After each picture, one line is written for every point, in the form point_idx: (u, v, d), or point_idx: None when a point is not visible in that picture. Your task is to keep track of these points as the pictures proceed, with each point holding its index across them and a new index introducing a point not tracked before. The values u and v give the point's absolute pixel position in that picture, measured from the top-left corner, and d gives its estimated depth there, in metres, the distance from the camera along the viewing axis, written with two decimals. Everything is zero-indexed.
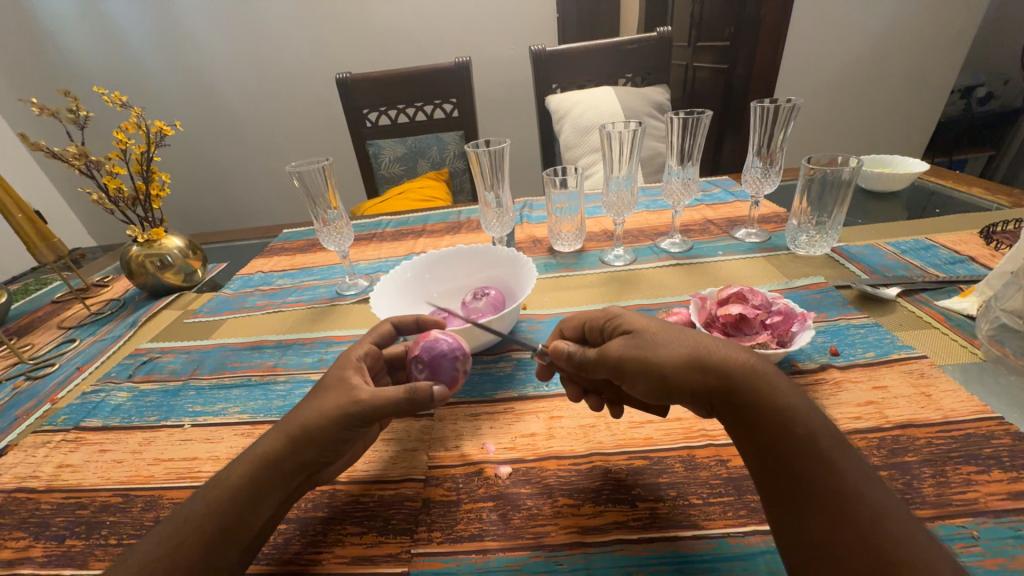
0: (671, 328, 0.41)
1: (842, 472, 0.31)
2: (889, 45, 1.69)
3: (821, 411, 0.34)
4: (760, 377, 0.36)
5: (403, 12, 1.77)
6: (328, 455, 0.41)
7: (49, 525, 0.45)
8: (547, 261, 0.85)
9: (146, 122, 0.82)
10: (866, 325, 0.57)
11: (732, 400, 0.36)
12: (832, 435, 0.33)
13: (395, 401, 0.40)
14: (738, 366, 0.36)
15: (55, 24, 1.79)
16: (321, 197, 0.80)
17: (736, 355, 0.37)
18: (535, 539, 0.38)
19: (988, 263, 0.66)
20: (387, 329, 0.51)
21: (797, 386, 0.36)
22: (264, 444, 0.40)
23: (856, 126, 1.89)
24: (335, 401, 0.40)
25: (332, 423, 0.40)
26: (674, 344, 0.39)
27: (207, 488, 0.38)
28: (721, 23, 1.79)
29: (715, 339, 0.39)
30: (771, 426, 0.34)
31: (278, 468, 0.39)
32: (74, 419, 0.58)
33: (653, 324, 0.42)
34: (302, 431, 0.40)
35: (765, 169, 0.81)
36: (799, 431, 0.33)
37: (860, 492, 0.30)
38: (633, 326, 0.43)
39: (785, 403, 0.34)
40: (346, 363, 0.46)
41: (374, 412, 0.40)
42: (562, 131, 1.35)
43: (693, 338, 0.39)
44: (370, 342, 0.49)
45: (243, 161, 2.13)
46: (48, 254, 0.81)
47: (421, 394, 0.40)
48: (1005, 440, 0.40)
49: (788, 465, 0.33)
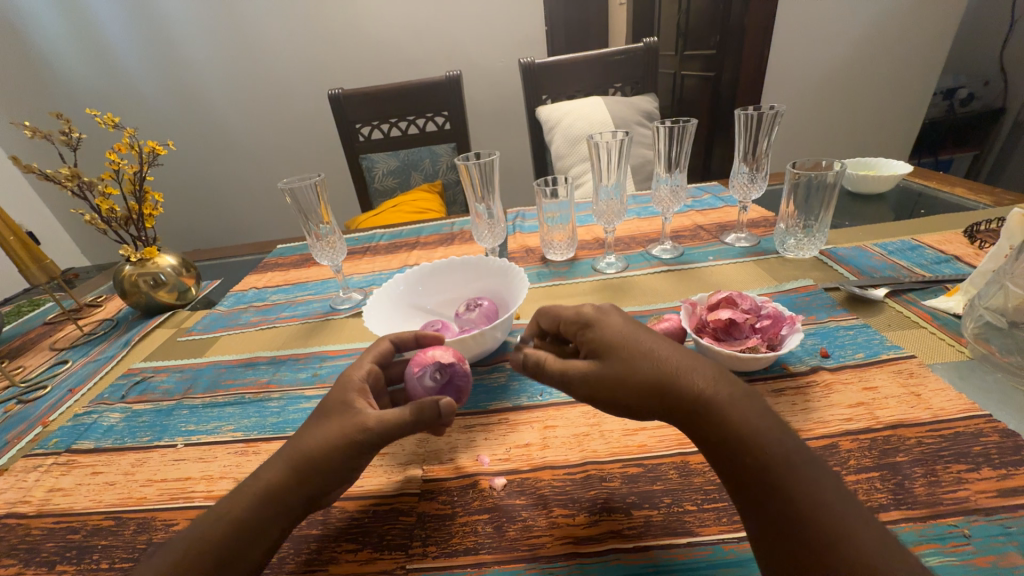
0: (641, 347, 0.39)
1: (808, 485, 0.31)
2: (872, 49, 1.72)
3: (780, 425, 0.34)
4: (724, 400, 0.35)
5: (395, 26, 1.80)
6: (334, 481, 0.41)
7: (39, 550, 0.45)
8: (541, 270, 0.85)
9: (138, 142, 0.82)
10: (855, 326, 0.57)
11: (694, 423, 0.35)
12: (793, 445, 0.33)
13: (405, 422, 0.40)
14: (702, 393, 0.35)
15: (49, 47, 1.81)
16: (314, 213, 0.81)
17: (703, 381, 0.36)
18: (530, 552, 0.38)
19: (973, 262, 0.67)
20: (387, 347, 0.51)
21: (764, 404, 0.35)
22: (267, 476, 0.40)
23: (844, 131, 1.92)
24: (341, 427, 0.41)
25: (339, 448, 0.40)
26: (639, 368, 0.37)
27: (202, 521, 0.37)
28: (708, 32, 1.83)
29: (689, 361, 0.37)
30: (736, 447, 0.33)
31: (284, 498, 0.39)
32: (66, 442, 0.58)
33: (622, 340, 0.40)
34: (306, 458, 0.40)
35: (751, 174, 0.83)
36: (764, 445, 0.33)
37: (825, 503, 0.30)
38: (602, 340, 0.40)
39: (749, 428, 0.33)
40: (348, 385, 0.46)
41: (379, 435, 0.41)
42: (553, 142, 1.37)
43: (660, 361, 0.37)
44: (370, 361, 0.49)
45: (237, 178, 2.14)
46: (40, 276, 0.80)
47: (427, 411, 0.40)
48: (993, 438, 0.40)
49: (755, 482, 0.32)
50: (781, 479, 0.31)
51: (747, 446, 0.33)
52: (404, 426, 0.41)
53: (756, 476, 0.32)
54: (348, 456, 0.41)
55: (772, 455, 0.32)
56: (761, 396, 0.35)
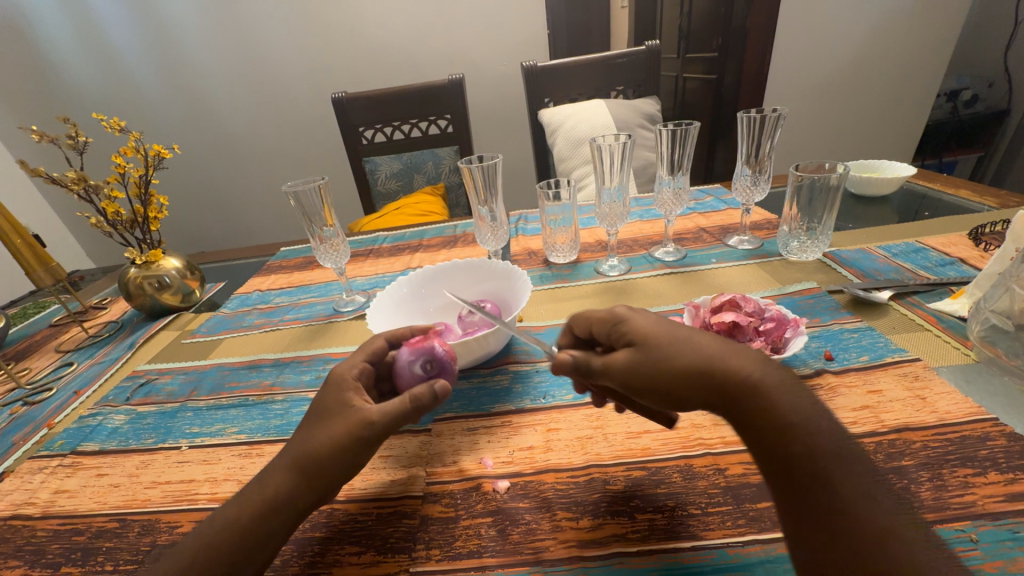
0: (677, 335, 0.39)
1: (856, 477, 0.31)
2: (876, 50, 1.72)
3: (827, 420, 0.34)
4: (768, 385, 0.35)
5: (398, 30, 1.81)
6: (339, 480, 0.41)
7: (44, 552, 0.45)
8: (543, 272, 0.85)
9: (144, 146, 0.83)
10: (859, 329, 0.57)
11: (733, 405, 0.35)
12: (840, 438, 0.33)
13: (406, 412, 0.42)
14: (748, 377, 0.35)
15: (56, 51, 1.83)
16: (318, 215, 0.81)
17: (744, 364, 0.36)
18: (535, 555, 0.38)
19: (977, 264, 0.67)
20: (380, 344, 0.51)
21: (809, 396, 0.35)
22: (272, 482, 0.40)
23: (846, 133, 1.92)
24: (344, 426, 0.41)
25: (342, 447, 0.41)
26: (677, 355, 0.38)
27: (209, 522, 0.38)
28: (711, 34, 1.84)
29: (724, 348, 0.37)
30: (782, 433, 0.33)
31: (289, 501, 0.39)
32: (71, 444, 0.58)
33: (657, 331, 0.40)
34: (312, 458, 0.40)
35: (754, 177, 0.82)
36: (811, 435, 0.33)
37: (861, 485, 0.31)
38: (638, 333, 0.40)
39: (797, 417, 0.34)
40: (342, 385, 0.45)
41: (382, 429, 0.41)
42: (555, 144, 1.37)
43: (700, 346, 0.38)
44: (360, 358, 0.49)
45: (242, 181, 2.15)
46: (46, 278, 0.81)
47: (424, 398, 0.42)
48: (1000, 441, 0.40)
49: (793, 460, 0.33)
50: (822, 457, 0.32)
51: (793, 432, 0.33)
52: (404, 414, 0.42)
53: (795, 455, 0.33)
54: (349, 453, 0.41)
55: (814, 436, 0.33)
56: (808, 388, 0.36)
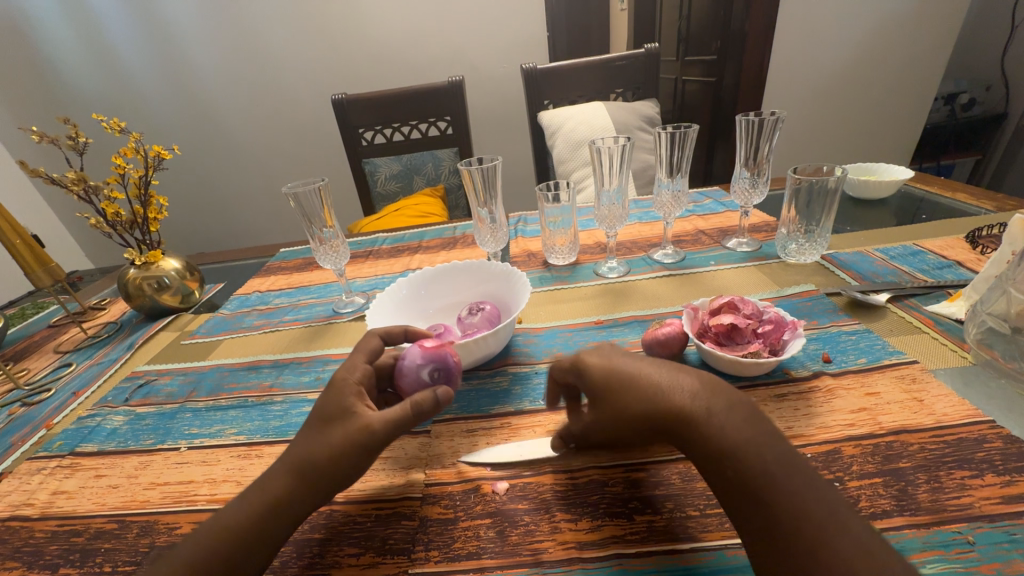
0: (629, 373, 0.39)
1: (790, 494, 0.31)
2: (874, 54, 1.73)
3: (764, 436, 0.34)
4: (703, 414, 0.35)
5: (398, 32, 1.81)
6: (338, 485, 0.41)
7: (42, 553, 0.45)
8: (542, 274, 0.85)
9: (144, 147, 0.83)
10: (857, 331, 0.57)
11: (681, 442, 0.36)
12: (774, 453, 0.33)
13: (407, 420, 0.41)
14: (687, 410, 0.36)
15: (57, 53, 1.83)
16: (317, 216, 0.81)
17: (685, 398, 0.36)
18: (533, 556, 0.38)
19: (974, 267, 0.67)
20: (378, 345, 0.50)
21: (743, 413, 0.35)
22: (273, 483, 0.40)
23: (845, 137, 1.93)
24: (347, 434, 0.40)
25: (345, 455, 0.40)
26: (628, 394, 0.38)
27: (208, 524, 0.38)
28: (710, 38, 1.85)
29: (669, 386, 0.37)
30: (718, 461, 0.33)
31: (288, 503, 0.39)
32: (69, 444, 0.58)
33: (612, 376, 0.40)
34: (316, 465, 0.40)
35: (752, 179, 0.83)
36: (743, 457, 0.33)
37: (807, 513, 0.30)
38: (591, 365, 0.41)
39: (728, 440, 0.33)
40: (344, 389, 0.44)
41: (383, 439, 0.41)
42: (555, 146, 1.38)
43: (648, 389, 0.37)
44: (362, 361, 0.47)
45: (242, 182, 2.15)
46: (45, 278, 0.81)
47: (426, 404, 0.41)
48: (996, 444, 0.40)
49: (741, 494, 0.32)
50: (762, 488, 0.32)
51: (725, 457, 0.33)
52: (407, 421, 0.41)
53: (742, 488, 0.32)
54: (351, 461, 0.40)
55: (756, 464, 0.32)
56: (745, 403, 0.35)
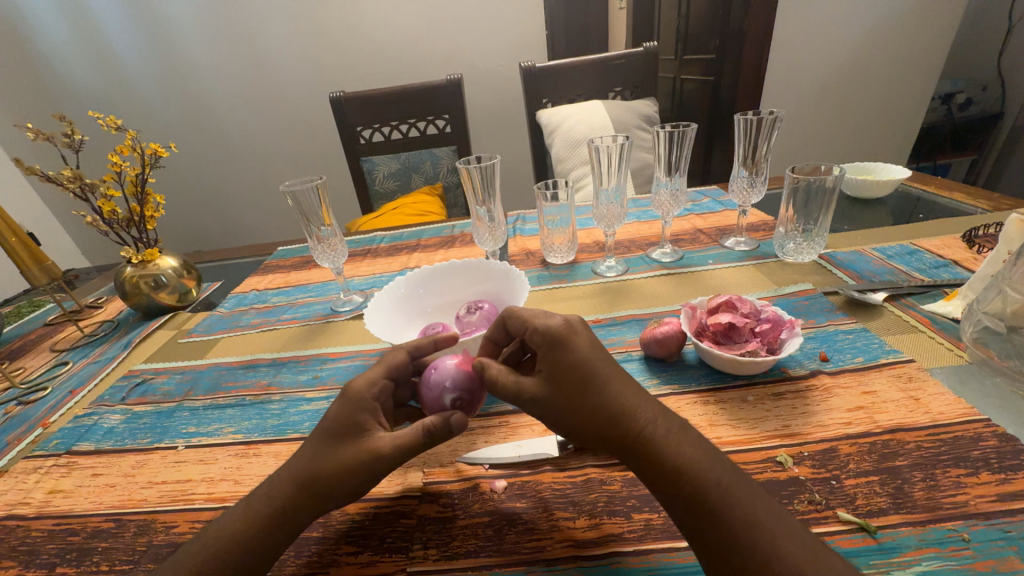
0: (598, 374, 0.38)
1: (740, 507, 0.33)
2: (872, 54, 1.74)
3: (709, 452, 0.36)
4: (661, 433, 0.36)
5: (397, 29, 1.80)
6: (345, 500, 0.40)
7: (39, 552, 0.45)
8: (541, 273, 0.85)
9: (140, 144, 0.82)
10: (854, 330, 0.57)
11: (634, 460, 0.36)
12: (720, 467, 0.35)
13: (416, 447, 0.40)
14: (645, 430, 0.36)
15: (52, 49, 1.81)
16: (315, 215, 0.81)
17: (646, 418, 0.37)
18: (532, 554, 0.38)
19: (971, 266, 0.68)
20: (403, 357, 0.47)
21: (691, 432, 0.37)
22: (274, 491, 0.39)
23: (842, 137, 1.93)
24: (353, 453, 0.39)
25: (349, 474, 0.39)
26: (598, 402, 0.37)
27: (214, 528, 0.39)
28: (708, 37, 1.86)
29: (629, 401, 0.37)
30: (675, 477, 0.34)
31: (288, 507, 0.39)
32: (65, 443, 0.58)
33: (585, 367, 0.38)
34: (318, 480, 0.39)
35: (751, 178, 0.83)
36: (699, 472, 0.34)
37: (756, 533, 0.32)
38: (571, 365, 0.38)
39: (683, 456, 0.35)
40: (360, 404, 0.41)
41: (388, 463, 0.39)
42: (553, 145, 1.38)
43: (612, 399, 0.37)
44: (380, 374, 0.45)
45: (239, 180, 2.14)
46: (41, 276, 0.80)
47: (439, 433, 0.40)
48: (992, 442, 0.41)
49: (696, 515, 0.33)
50: (717, 508, 0.33)
51: (682, 474, 0.34)
52: (417, 449, 0.40)
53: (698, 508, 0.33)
54: (352, 481, 0.39)
55: (713, 486, 0.34)
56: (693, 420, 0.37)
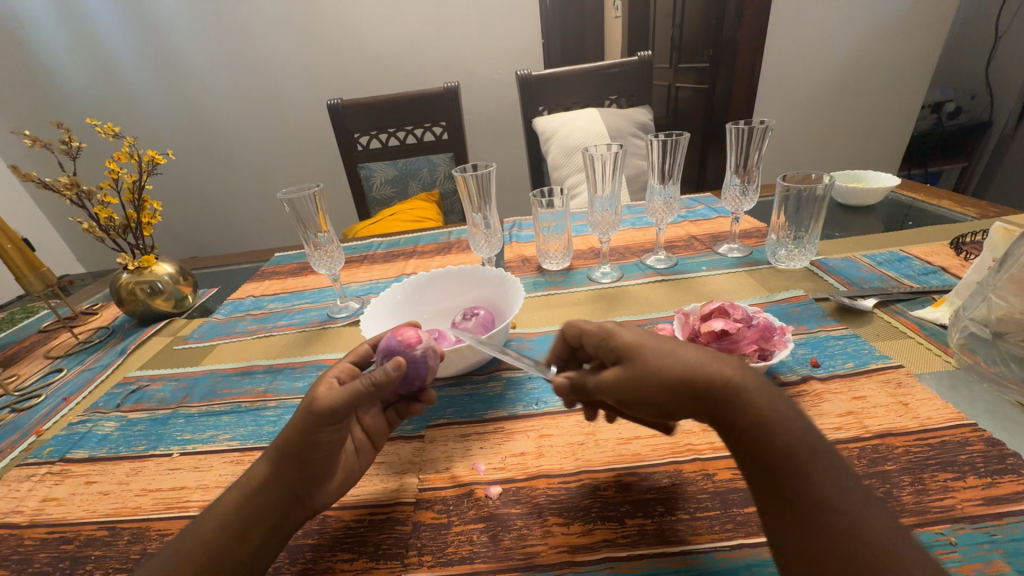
0: (658, 346, 0.39)
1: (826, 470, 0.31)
2: (863, 63, 1.76)
3: (788, 412, 0.34)
4: (746, 387, 0.35)
5: (396, 36, 1.82)
6: (306, 469, 0.42)
7: (32, 561, 0.44)
8: (536, 280, 0.86)
9: (138, 151, 0.82)
10: (844, 336, 0.58)
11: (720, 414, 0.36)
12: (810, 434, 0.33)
13: (353, 393, 0.42)
14: (728, 380, 0.35)
15: (50, 55, 1.82)
16: (311, 221, 0.81)
17: (728, 368, 0.36)
18: (525, 560, 0.38)
19: (959, 273, 0.69)
20: (366, 346, 0.52)
21: (778, 395, 0.35)
22: (252, 475, 0.43)
23: (833, 145, 1.96)
24: (302, 413, 0.43)
25: (302, 431, 0.42)
26: (655, 361, 0.38)
27: (193, 526, 0.41)
28: (701, 46, 1.90)
29: (705, 364, 0.37)
30: (759, 433, 0.33)
31: (266, 489, 0.42)
32: (59, 451, 0.58)
33: (644, 342, 0.40)
34: (283, 452, 0.43)
35: (742, 186, 0.84)
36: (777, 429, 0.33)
37: (855, 505, 0.30)
38: (621, 343, 0.42)
39: (763, 414, 0.34)
40: (319, 379, 0.47)
41: (329, 412, 0.42)
42: (550, 152, 1.39)
43: (676, 357, 0.38)
44: (345, 359, 0.51)
45: (236, 186, 2.15)
46: (36, 283, 0.80)
47: (375, 376, 0.42)
48: (978, 446, 0.41)
49: (773, 476, 0.32)
50: (806, 470, 0.31)
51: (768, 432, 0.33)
52: (357, 395, 0.42)
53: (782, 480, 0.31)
54: (310, 439, 0.42)
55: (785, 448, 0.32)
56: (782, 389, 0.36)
